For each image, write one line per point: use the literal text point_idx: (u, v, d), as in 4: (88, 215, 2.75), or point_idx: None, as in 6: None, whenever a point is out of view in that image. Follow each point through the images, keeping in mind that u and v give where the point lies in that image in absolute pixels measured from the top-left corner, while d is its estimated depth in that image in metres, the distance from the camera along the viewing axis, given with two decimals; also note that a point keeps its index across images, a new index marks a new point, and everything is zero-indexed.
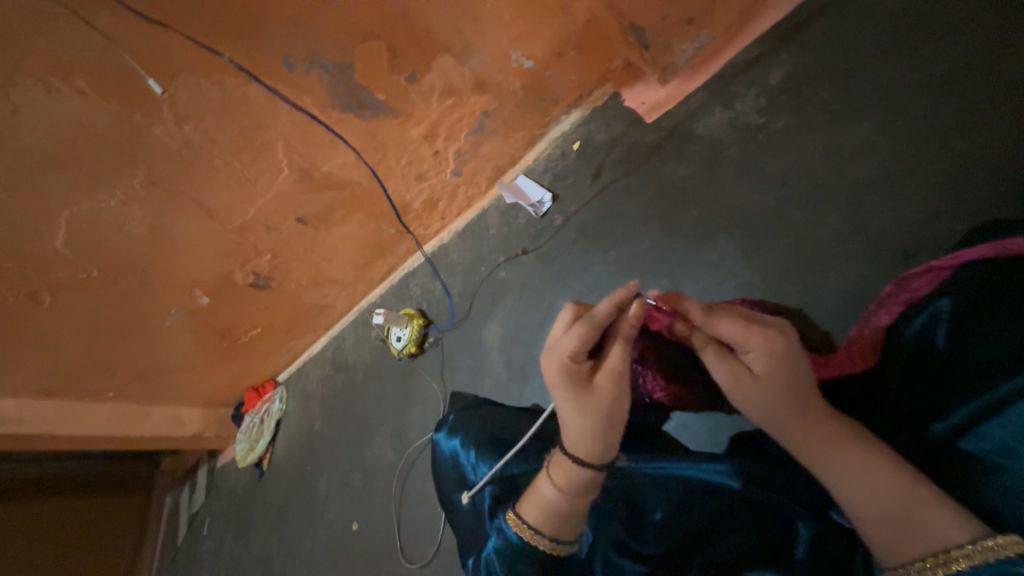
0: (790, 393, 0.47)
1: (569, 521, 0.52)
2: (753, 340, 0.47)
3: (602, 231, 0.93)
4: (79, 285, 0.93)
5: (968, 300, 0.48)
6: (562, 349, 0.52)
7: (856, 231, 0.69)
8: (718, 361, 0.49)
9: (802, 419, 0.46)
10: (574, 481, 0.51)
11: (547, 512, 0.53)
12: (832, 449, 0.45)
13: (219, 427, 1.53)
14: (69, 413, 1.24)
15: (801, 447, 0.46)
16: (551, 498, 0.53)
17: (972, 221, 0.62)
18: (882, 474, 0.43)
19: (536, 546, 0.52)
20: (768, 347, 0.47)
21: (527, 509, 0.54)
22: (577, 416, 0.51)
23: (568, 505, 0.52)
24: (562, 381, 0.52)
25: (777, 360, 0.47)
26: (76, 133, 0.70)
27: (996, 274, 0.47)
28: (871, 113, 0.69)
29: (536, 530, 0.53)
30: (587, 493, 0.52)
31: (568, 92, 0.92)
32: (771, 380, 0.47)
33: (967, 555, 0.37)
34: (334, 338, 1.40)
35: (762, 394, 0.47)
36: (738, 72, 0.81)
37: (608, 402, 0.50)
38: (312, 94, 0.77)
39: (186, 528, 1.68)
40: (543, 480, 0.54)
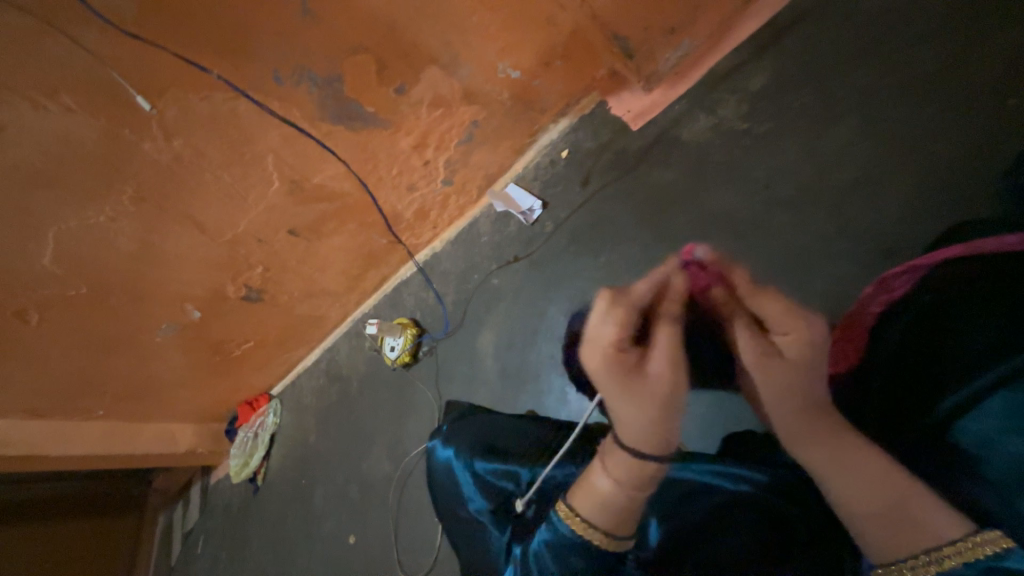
0: (806, 380, 0.48)
1: (623, 515, 0.50)
2: (789, 322, 0.48)
3: (592, 237, 0.94)
4: (68, 303, 0.92)
5: (945, 299, 0.50)
6: (607, 338, 0.51)
7: (839, 232, 0.70)
8: (750, 337, 0.49)
9: (812, 411, 0.49)
10: (633, 473, 0.50)
11: (604, 506, 0.50)
12: (830, 444, 0.47)
13: (212, 443, 1.51)
14: (59, 433, 1.22)
15: (800, 441, 0.49)
16: (605, 490, 0.51)
17: (950, 220, 0.63)
18: (877, 471, 0.45)
19: (589, 539, 0.50)
20: (803, 330, 0.48)
21: (579, 502, 0.52)
22: (632, 407, 0.50)
23: (626, 498, 0.50)
24: (610, 370, 0.50)
25: (807, 345, 0.48)
26: (63, 150, 0.70)
27: (970, 273, 0.50)
28: (850, 117, 0.71)
29: (597, 526, 0.50)
30: (643, 486, 0.50)
31: (555, 101, 0.93)
32: (794, 366, 0.48)
33: (959, 551, 0.39)
34: (327, 350, 1.39)
35: (782, 380, 0.48)
36: (720, 80, 0.83)
37: (665, 385, 0.49)
38: (301, 108, 0.77)
39: (180, 547, 1.65)
40: (595, 472, 0.52)
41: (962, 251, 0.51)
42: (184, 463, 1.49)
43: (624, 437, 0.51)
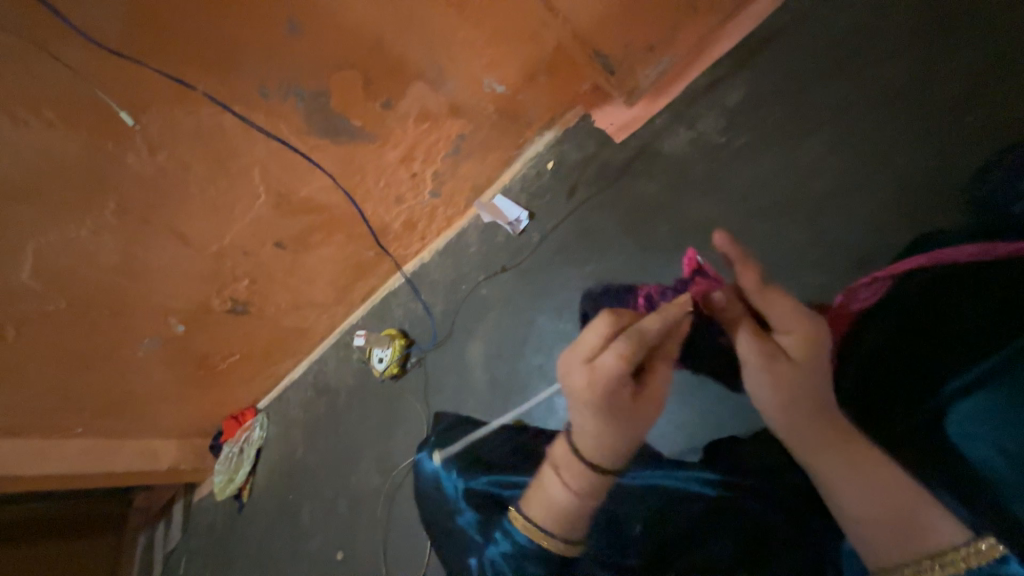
0: (819, 381, 0.50)
1: (580, 522, 0.50)
2: (795, 322, 0.51)
3: (578, 247, 0.95)
4: (47, 318, 0.91)
5: (922, 303, 0.52)
6: (613, 367, 0.47)
7: (815, 242, 0.72)
8: (756, 341, 0.52)
9: (823, 415, 0.49)
10: (594, 486, 0.50)
11: (562, 514, 0.50)
12: (832, 449, 0.48)
13: (196, 459, 1.48)
14: (36, 451, 1.19)
15: (812, 449, 0.49)
16: (562, 499, 0.50)
17: (918, 229, 0.66)
18: (882, 476, 0.46)
19: (547, 548, 0.50)
20: (808, 332, 0.51)
21: (535, 509, 0.51)
22: (616, 434, 0.49)
23: (583, 505, 0.50)
24: (609, 396, 0.48)
25: (812, 346, 0.50)
26: (44, 164, 0.69)
27: (943, 283, 0.52)
28: (822, 131, 0.74)
29: (553, 532, 0.50)
30: (599, 495, 0.51)
31: (540, 115, 0.95)
32: (805, 366, 0.50)
33: (964, 556, 0.40)
34: (315, 362, 1.38)
35: (795, 379, 0.50)
36: (699, 94, 0.85)
37: (648, 418, 0.51)
38: (288, 121, 0.78)
39: (162, 567, 1.61)
40: (552, 481, 0.51)
41: (925, 262, 0.53)
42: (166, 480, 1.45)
43: (596, 459, 0.50)
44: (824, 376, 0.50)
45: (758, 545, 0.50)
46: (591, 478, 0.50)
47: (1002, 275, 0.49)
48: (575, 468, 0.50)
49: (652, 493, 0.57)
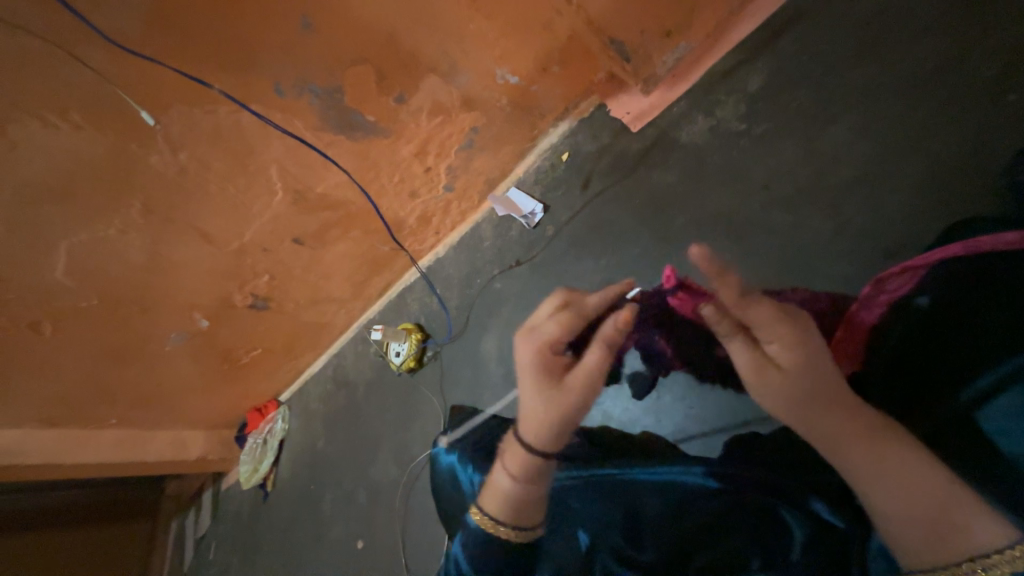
0: (821, 382, 0.45)
1: (523, 509, 0.53)
2: (778, 330, 0.46)
3: (594, 239, 0.94)
4: (81, 314, 0.94)
5: (958, 294, 0.50)
6: (549, 331, 0.55)
7: (840, 231, 0.70)
8: (744, 351, 0.48)
9: (839, 412, 0.45)
10: (527, 470, 0.52)
11: (505, 502, 0.53)
12: (858, 443, 0.44)
13: (223, 449, 1.53)
14: (74, 441, 1.25)
15: (838, 445, 0.44)
16: (504, 486, 0.53)
17: (952, 216, 0.63)
18: (918, 472, 0.42)
19: (498, 535, 0.53)
20: (793, 337, 0.46)
21: (488, 503, 0.55)
22: (540, 404, 0.52)
23: (524, 492, 0.53)
24: (540, 360, 0.54)
25: (801, 351, 0.46)
26: (73, 166, 0.71)
27: (980, 273, 0.49)
28: (848, 116, 0.71)
29: (495, 521, 0.53)
30: (537, 480, 0.53)
31: (554, 106, 0.94)
32: (795, 373, 0.46)
33: (1008, 559, 0.37)
34: (334, 356, 1.40)
35: (791, 385, 0.46)
36: (718, 80, 0.83)
37: (575, 397, 0.51)
38: (303, 119, 0.78)
39: (193, 552, 1.67)
40: (497, 469, 0.55)
41: (962, 251, 0.51)
42: (195, 469, 1.51)
43: (524, 434, 0.53)
44: (822, 377, 0.46)
45: (779, 542, 0.49)
46: (523, 459, 0.53)
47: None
48: (512, 450, 0.54)
49: (669, 486, 0.55)
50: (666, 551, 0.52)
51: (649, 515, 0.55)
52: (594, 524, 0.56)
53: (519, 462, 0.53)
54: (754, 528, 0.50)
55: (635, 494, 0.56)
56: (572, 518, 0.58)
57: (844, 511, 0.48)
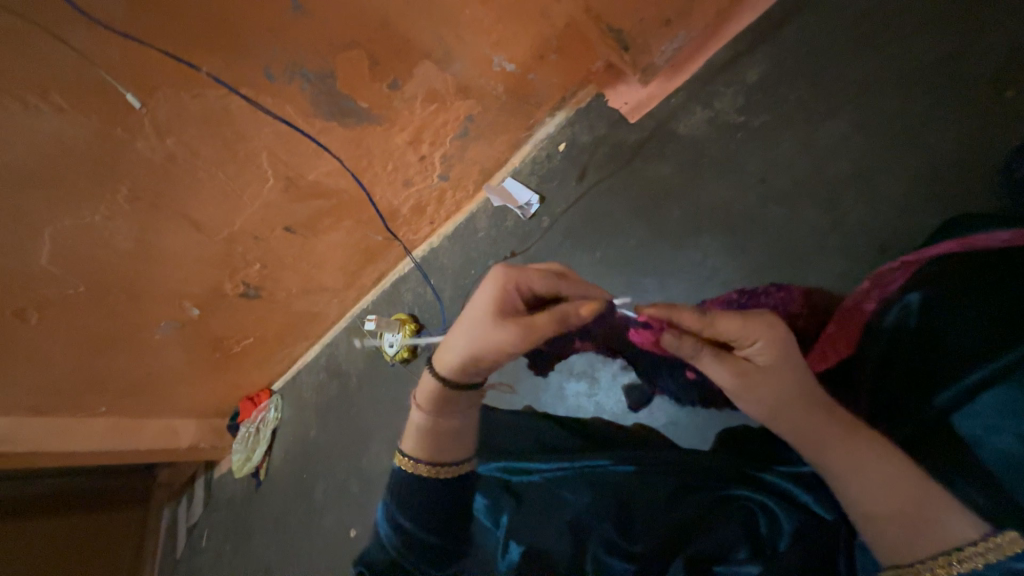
0: (797, 382, 0.47)
1: (435, 441, 0.57)
2: (754, 332, 0.48)
3: (589, 232, 0.94)
4: (67, 302, 0.93)
5: (946, 291, 0.50)
6: (526, 275, 0.54)
7: (834, 228, 0.70)
8: (722, 363, 0.49)
9: (815, 404, 0.47)
10: (431, 401, 0.56)
11: (418, 434, 0.57)
12: (848, 440, 0.45)
13: (215, 438, 1.53)
14: (63, 429, 1.23)
15: (822, 438, 0.46)
16: (418, 419, 0.57)
17: (946, 214, 0.63)
18: (897, 463, 0.43)
19: (417, 473, 0.56)
20: (768, 338, 0.48)
21: (405, 441, 0.58)
22: (467, 333, 0.52)
23: (431, 423, 0.57)
24: (498, 293, 0.52)
25: (777, 348, 0.48)
26: (57, 150, 0.69)
27: (974, 271, 0.50)
28: (846, 110, 0.71)
29: (413, 457, 0.57)
30: (444, 411, 0.57)
31: (551, 95, 0.92)
32: (769, 374, 0.48)
33: (983, 550, 0.38)
34: (326, 345, 1.40)
35: (769, 386, 0.47)
36: (716, 72, 0.82)
37: (500, 340, 0.50)
38: (294, 104, 0.77)
39: (186, 539, 1.68)
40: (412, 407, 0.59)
41: (956, 247, 0.53)
42: (186, 458, 1.50)
43: (439, 357, 0.55)
44: (797, 376, 0.48)
45: (770, 533, 0.49)
46: (430, 387, 0.56)
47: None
48: (425, 376, 0.57)
49: (660, 477, 0.55)
50: (657, 542, 0.50)
51: (639, 507, 0.53)
52: (579, 515, 0.54)
53: (427, 390, 0.56)
54: (744, 518, 0.50)
55: (626, 484, 0.55)
56: (558, 512, 0.55)
57: (832, 506, 0.48)
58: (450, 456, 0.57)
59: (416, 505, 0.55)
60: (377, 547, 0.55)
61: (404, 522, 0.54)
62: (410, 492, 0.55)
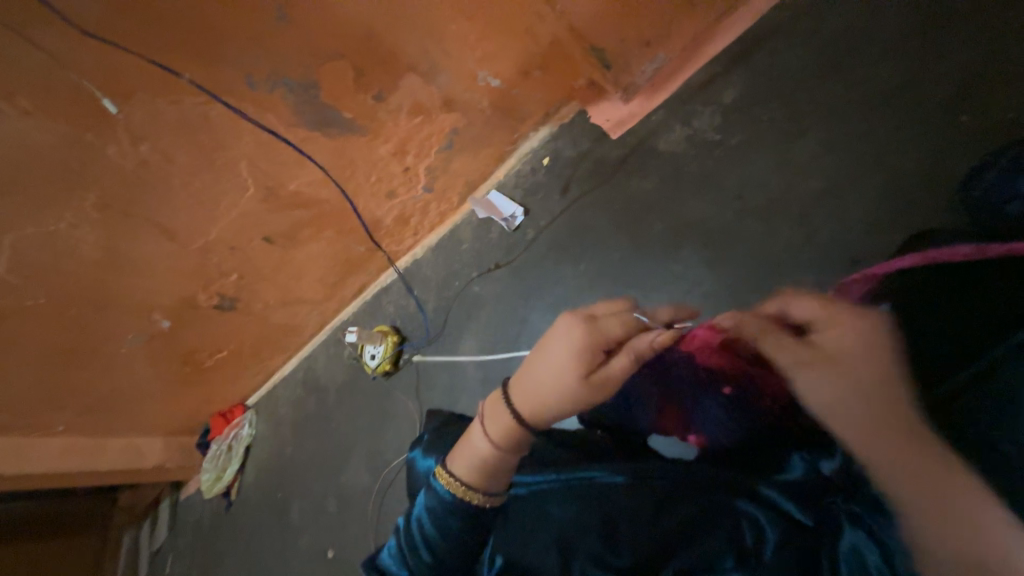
0: (879, 377, 0.44)
1: (495, 475, 0.54)
2: (840, 317, 0.48)
3: (573, 244, 0.95)
4: (26, 314, 0.88)
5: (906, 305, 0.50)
6: (604, 327, 0.54)
7: (808, 242, 0.73)
8: (786, 345, 0.49)
9: (893, 406, 0.43)
10: (508, 436, 0.55)
11: (476, 463, 0.55)
12: (925, 455, 0.41)
13: (183, 456, 1.46)
14: (16, 450, 1.16)
15: (904, 444, 0.42)
16: (483, 450, 0.55)
17: (911, 229, 0.66)
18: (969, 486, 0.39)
19: (468, 500, 0.54)
20: (857, 323, 0.47)
21: (458, 465, 0.56)
22: (556, 386, 0.53)
23: (488, 450, 0.55)
24: (581, 348, 0.53)
25: (861, 338, 0.46)
26: (20, 154, 0.66)
27: (935, 282, 0.50)
28: (817, 131, 0.74)
29: (464, 483, 0.54)
30: (516, 450, 0.55)
31: (535, 110, 0.94)
32: (849, 364, 0.45)
33: None
34: (304, 359, 1.36)
35: (847, 376, 0.45)
36: (694, 92, 0.85)
37: (582, 395, 0.53)
38: (276, 113, 0.76)
39: (148, 565, 1.59)
40: (475, 432, 0.57)
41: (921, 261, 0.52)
42: (151, 479, 1.42)
43: (518, 402, 0.55)
44: (882, 374, 0.45)
45: (754, 541, 0.46)
46: (508, 421, 0.55)
47: (993, 280, 0.47)
48: (502, 408, 0.56)
49: (644, 489, 0.53)
50: (644, 554, 0.49)
51: (622, 518, 0.51)
52: (564, 529, 0.53)
53: (506, 423, 0.55)
54: (728, 528, 0.48)
55: (613, 495, 0.53)
56: (542, 528, 0.54)
57: (811, 510, 0.47)
58: (498, 487, 0.55)
59: (453, 543, 0.53)
60: (398, 562, 0.55)
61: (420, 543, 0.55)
62: (460, 525, 0.53)
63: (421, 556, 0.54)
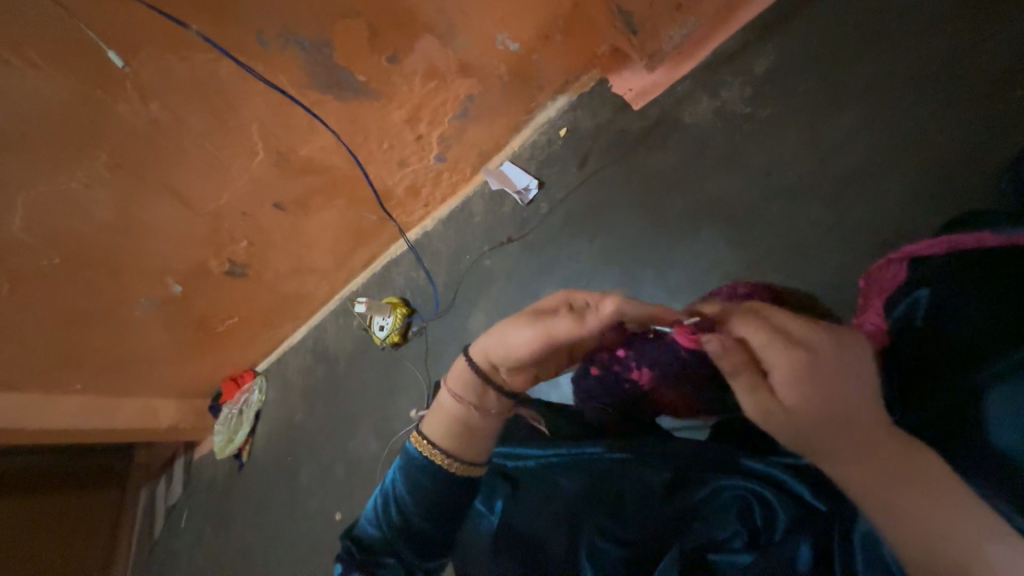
0: (829, 414, 0.37)
1: (462, 435, 0.55)
2: (774, 352, 0.39)
3: (588, 220, 0.92)
4: (42, 274, 0.88)
5: (951, 286, 0.45)
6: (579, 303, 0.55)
7: (838, 223, 0.70)
8: (751, 392, 0.40)
9: (858, 437, 0.37)
10: (468, 390, 0.56)
11: (444, 422, 0.56)
12: (893, 478, 0.36)
13: (196, 419, 1.50)
14: (36, 405, 1.19)
15: (881, 475, 0.36)
16: (448, 407, 0.57)
17: (951, 211, 0.63)
18: (965, 496, 0.35)
19: (435, 462, 0.54)
20: (795, 355, 0.38)
21: (429, 426, 0.58)
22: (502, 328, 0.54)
23: (465, 415, 0.56)
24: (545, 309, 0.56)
25: (806, 371, 0.38)
26: (29, 109, 0.65)
27: (981, 263, 0.45)
28: (853, 105, 0.70)
29: (433, 443, 0.56)
30: (478, 407, 0.55)
31: (555, 77, 0.90)
32: (814, 408, 0.38)
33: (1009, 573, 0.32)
34: (313, 328, 1.37)
35: (823, 422, 0.38)
36: (724, 61, 0.81)
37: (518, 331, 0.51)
38: (287, 74, 0.73)
39: (165, 520, 1.65)
40: (443, 392, 0.58)
41: (941, 248, 0.48)
42: (167, 438, 1.47)
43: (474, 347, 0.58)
44: (836, 412, 0.37)
45: (764, 523, 0.45)
46: (466, 374, 0.56)
47: (1010, 269, 0.42)
48: (462, 361, 0.57)
49: (656, 469, 0.50)
50: (651, 532, 0.48)
51: (629, 494, 0.50)
52: (572, 502, 0.51)
53: (464, 377, 0.56)
54: (739, 510, 0.46)
55: (617, 470, 0.52)
56: (550, 502, 0.52)
57: (823, 494, 0.44)
58: (481, 453, 0.55)
59: (429, 506, 0.53)
60: (372, 523, 0.56)
61: (401, 503, 0.54)
62: (429, 483, 0.53)
63: (391, 515, 0.55)
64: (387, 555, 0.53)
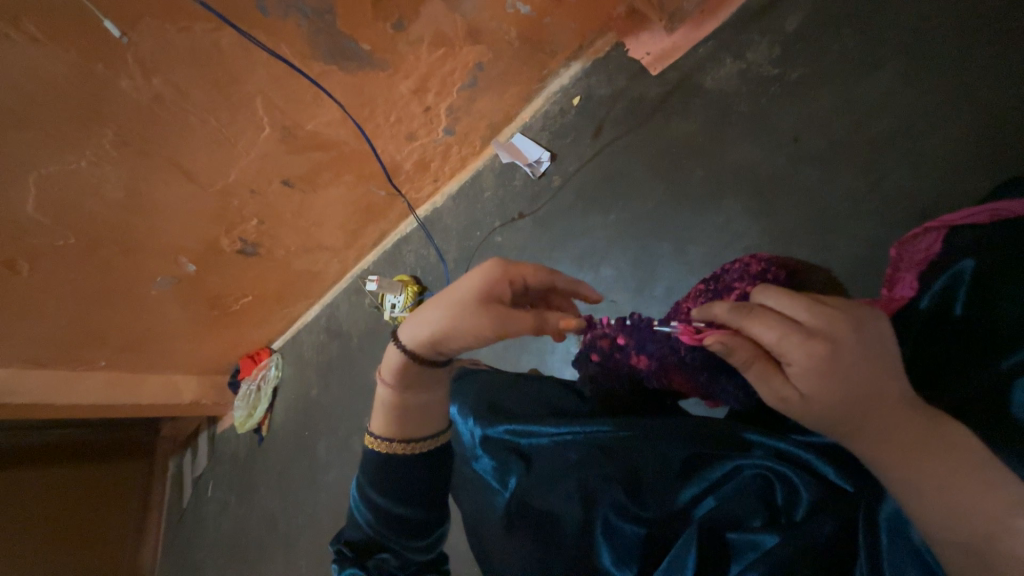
0: (851, 399, 0.36)
1: (411, 417, 0.57)
2: (793, 346, 0.37)
3: (603, 193, 0.89)
4: (58, 254, 0.89)
5: (1000, 263, 0.42)
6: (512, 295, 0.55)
7: (871, 191, 0.66)
8: (766, 382, 0.39)
9: (882, 415, 0.36)
10: (399, 377, 0.56)
11: (387, 411, 0.57)
12: (918, 455, 0.35)
13: (217, 394, 1.54)
14: (64, 382, 1.24)
15: (906, 454, 0.35)
16: (386, 398, 0.57)
17: (999, 176, 0.58)
18: (994, 471, 0.33)
19: (398, 453, 0.56)
20: (815, 347, 0.36)
21: (376, 422, 0.58)
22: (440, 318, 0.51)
23: (403, 399, 0.57)
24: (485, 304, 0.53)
25: (827, 363, 0.36)
26: (31, 86, 0.64)
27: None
28: (894, 63, 0.65)
29: (385, 437, 0.57)
30: (416, 388, 0.57)
31: (568, 42, 0.86)
32: (835, 398, 0.36)
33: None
34: (327, 306, 1.38)
35: (844, 405, 0.36)
36: (751, 19, 0.75)
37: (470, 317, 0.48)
38: (290, 43, 0.70)
39: (192, 489, 1.73)
40: (377, 384, 0.58)
41: (988, 217, 0.46)
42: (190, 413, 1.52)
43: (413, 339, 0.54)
44: (861, 395, 0.36)
45: (786, 502, 0.44)
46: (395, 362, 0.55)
47: None
48: (389, 351, 0.56)
49: (672, 446, 0.49)
50: (667, 509, 0.48)
51: (646, 471, 0.49)
52: (585, 477, 0.50)
53: (393, 364, 0.55)
54: (761, 490, 0.46)
55: (633, 448, 0.50)
56: (563, 478, 0.51)
57: (853, 476, 0.43)
58: (430, 430, 0.58)
59: (418, 493, 0.56)
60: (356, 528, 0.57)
61: (379, 500, 0.56)
62: (405, 473, 0.56)
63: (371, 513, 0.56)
64: (378, 549, 0.55)
